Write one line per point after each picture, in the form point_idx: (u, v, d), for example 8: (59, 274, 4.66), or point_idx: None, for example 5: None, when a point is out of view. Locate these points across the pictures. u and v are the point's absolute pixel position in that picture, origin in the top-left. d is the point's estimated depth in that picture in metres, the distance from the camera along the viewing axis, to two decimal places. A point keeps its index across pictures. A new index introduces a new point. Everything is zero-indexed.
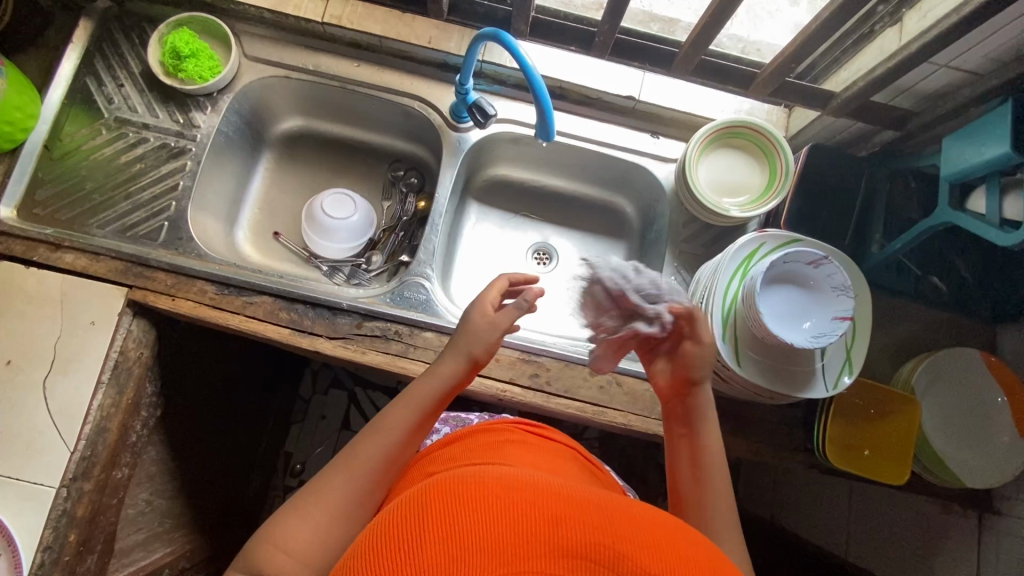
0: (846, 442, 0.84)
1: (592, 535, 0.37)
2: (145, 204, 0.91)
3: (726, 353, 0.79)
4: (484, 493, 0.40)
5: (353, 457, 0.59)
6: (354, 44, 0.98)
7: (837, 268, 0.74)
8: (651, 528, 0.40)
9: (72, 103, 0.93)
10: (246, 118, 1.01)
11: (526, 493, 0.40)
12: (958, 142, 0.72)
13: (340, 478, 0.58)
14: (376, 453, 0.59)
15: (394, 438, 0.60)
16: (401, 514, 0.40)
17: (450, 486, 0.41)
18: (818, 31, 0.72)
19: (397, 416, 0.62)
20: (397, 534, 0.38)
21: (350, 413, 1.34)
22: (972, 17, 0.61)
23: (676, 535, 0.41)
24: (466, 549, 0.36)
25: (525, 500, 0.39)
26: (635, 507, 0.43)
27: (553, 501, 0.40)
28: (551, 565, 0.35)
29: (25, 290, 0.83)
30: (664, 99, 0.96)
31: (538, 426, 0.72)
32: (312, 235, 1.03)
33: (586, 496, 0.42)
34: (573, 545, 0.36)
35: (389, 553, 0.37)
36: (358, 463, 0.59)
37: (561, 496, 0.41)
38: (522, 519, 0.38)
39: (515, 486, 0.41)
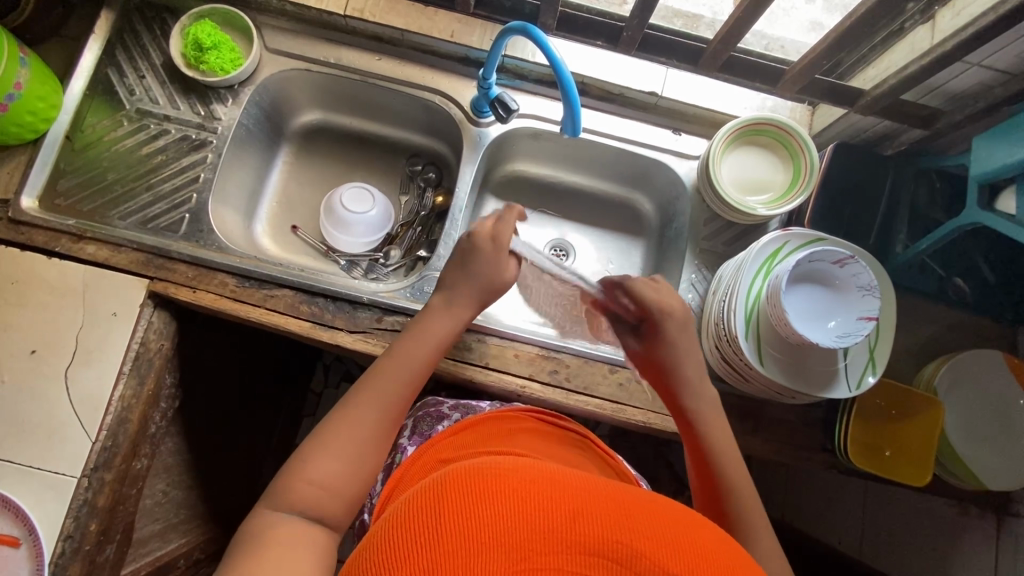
0: (867, 443, 0.84)
1: (613, 532, 0.35)
2: (166, 196, 0.91)
3: (749, 351, 0.79)
4: (498, 480, 0.37)
5: (373, 386, 0.59)
6: (374, 38, 0.97)
7: (863, 268, 0.73)
8: (674, 523, 0.38)
9: (94, 93, 0.93)
10: (266, 111, 1.00)
11: (543, 482, 0.38)
12: (988, 142, 0.71)
13: (364, 409, 0.58)
14: (398, 386, 0.60)
15: (413, 370, 0.62)
16: (410, 506, 0.37)
17: (462, 472, 0.38)
18: (849, 29, 0.72)
19: (416, 354, 0.63)
20: (405, 526, 0.36)
21: None
22: (1010, 16, 0.60)
23: (697, 527, 0.39)
24: (481, 543, 0.33)
25: (541, 489, 0.37)
26: (653, 499, 0.40)
27: (571, 493, 0.37)
28: (567, 563, 0.33)
29: (46, 280, 0.84)
30: (687, 96, 0.95)
31: (552, 415, 0.70)
32: (330, 229, 1.02)
33: (607, 487, 0.39)
34: (590, 541, 0.34)
35: (398, 547, 0.34)
36: (380, 393, 0.59)
37: (579, 487, 0.38)
38: (540, 511, 0.35)
39: (531, 473, 0.38)
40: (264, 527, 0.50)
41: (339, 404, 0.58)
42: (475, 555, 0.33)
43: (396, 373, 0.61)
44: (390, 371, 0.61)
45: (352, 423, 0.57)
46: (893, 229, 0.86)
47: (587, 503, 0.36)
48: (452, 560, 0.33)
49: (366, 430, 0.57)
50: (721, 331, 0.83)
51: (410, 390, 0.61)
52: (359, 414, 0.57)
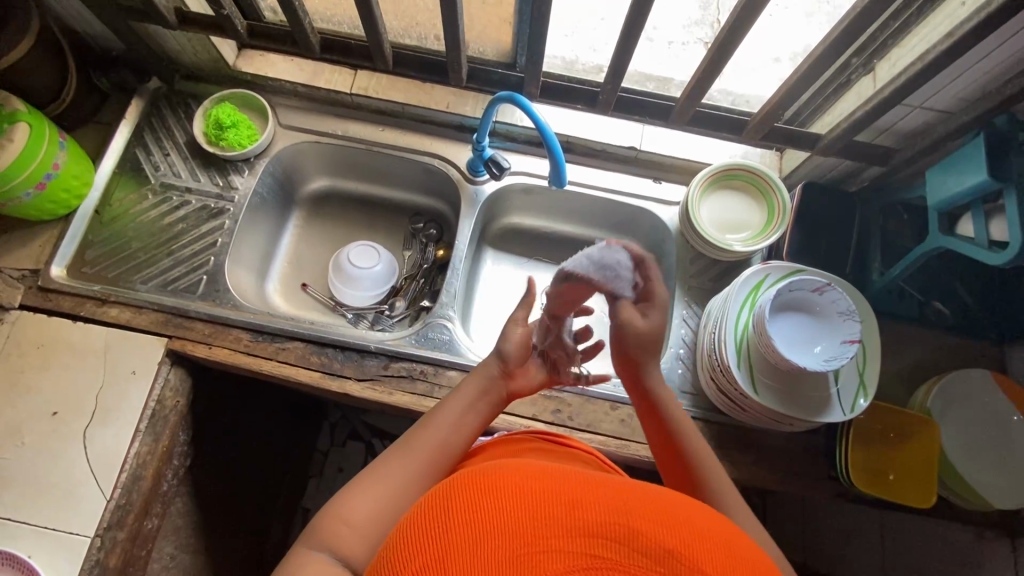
0: (869, 467, 0.85)
1: (611, 516, 0.37)
2: (186, 260, 0.98)
3: (742, 379, 0.82)
4: (503, 478, 0.40)
5: (418, 437, 0.63)
6: (378, 112, 1.07)
7: (841, 293, 0.78)
8: (670, 507, 0.40)
9: (122, 171, 1.02)
10: (279, 180, 1.09)
11: (546, 477, 0.41)
12: (940, 173, 0.78)
13: (403, 458, 0.61)
14: (440, 443, 0.63)
15: (460, 424, 0.66)
16: (426, 503, 0.41)
17: (473, 472, 0.42)
18: (796, 83, 0.80)
19: (455, 404, 0.67)
20: (419, 521, 0.39)
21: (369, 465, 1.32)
22: (932, 65, 0.67)
23: (689, 508, 0.41)
24: (487, 530, 0.36)
25: (543, 483, 0.40)
26: (653, 489, 0.43)
27: (572, 485, 0.40)
28: (569, 544, 0.36)
29: (73, 343, 0.89)
30: (663, 148, 1.04)
31: (557, 436, 0.73)
32: (338, 284, 1.08)
33: (606, 479, 0.42)
34: (590, 524, 0.37)
35: (412, 540, 0.38)
36: (425, 444, 0.62)
37: (580, 479, 0.41)
38: (541, 500, 0.38)
39: (534, 469, 0.41)
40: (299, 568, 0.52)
41: (382, 455, 0.62)
42: (483, 540, 0.36)
43: (438, 425, 0.65)
44: (433, 423, 0.65)
45: (390, 471, 0.60)
46: (868, 259, 0.92)
47: (587, 492, 0.39)
48: (461, 545, 0.36)
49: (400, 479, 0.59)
50: (714, 361, 0.86)
51: (453, 445, 0.64)
52: (395, 463, 0.60)
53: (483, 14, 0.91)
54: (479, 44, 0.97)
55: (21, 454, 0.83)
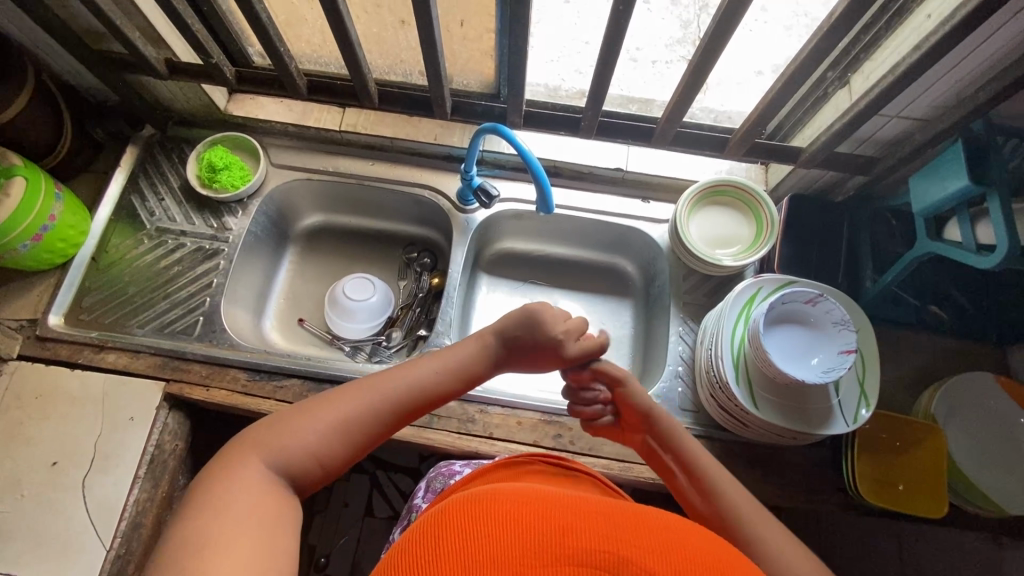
0: (878, 478, 0.84)
1: (598, 543, 0.37)
2: (181, 303, 0.98)
3: (742, 396, 0.81)
4: (490, 507, 0.40)
5: (387, 380, 0.62)
6: (368, 147, 1.09)
7: (834, 304, 0.78)
8: (657, 529, 0.40)
9: (118, 218, 1.03)
10: (273, 218, 1.11)
11: (534, 504, 0.40)
12: (924, 180, 0.78)
13: (364, 396, 0.60)
14: (411, 394, 0.63)
15: (441, 382, 0.65)
16: (414, 536, 0.40)
17: (460, 503, 0.41)
18: (772, 102, 0.80)
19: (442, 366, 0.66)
20: (408, 551, 0.39)
21: (374, 498, 1.20)
22: (901, 80, 0.67)
23: (676, 526, 0.41)
24: (474, 564, 0.36)
25: (531, 510, 0.40)
26: (640, 509, 0.42)
27: (561, 511, 0.40)
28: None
29: (72, 391, 0.89)
30: (649, 167, 1.06)
31: (559, 458, 0.70)
32: (334, 318, 1.09)
33: (595, 504, 0.42)
34: (578, 554, 0.36)
35: (400, 569, 0.37)
36: (390, 387, 0.62)
37: (569, 506, 0.41)
38: (529, 530, 0.38)
39: (522, 497, 0.41)
40: (234, 469, 0.53)
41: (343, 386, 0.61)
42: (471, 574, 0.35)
43: (413, 377, 0.63)
44: (405, 371, 0.64)
45: (348, 406, 0.59)
46: (860, 267, 0.93)
47: (575, 519, 0.39)
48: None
49: (352, 416, 0.59)
50: (712, 378, 0.86)
51: (421, 399, 0.64)
52: (356, 398, 0.60)
53: (465, 49, 0.93)
54: (462, 77, 0.99)
55: (19, 506, 0.83)
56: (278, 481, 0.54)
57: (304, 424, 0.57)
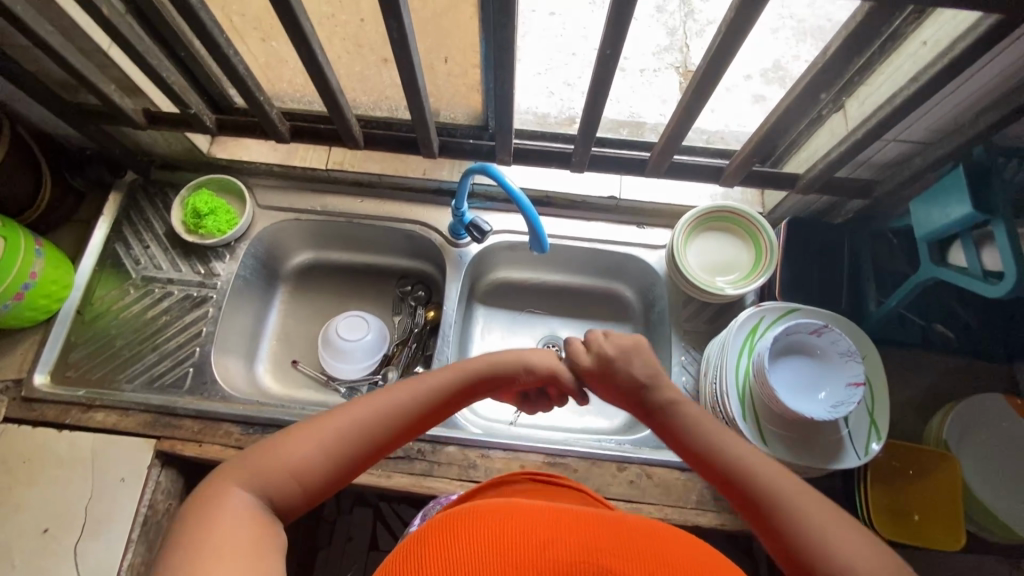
0: (892, 510, 0.82)
1: (575, 553, 0.37)
2: (171, 354, 0.96)
3: (749, 432, 0.79)
4: (472, 523, 0.40)
5: (378, 399, 0.62)
6: (356, 183, 1.08)
7: (839, 334, 0.76)
8: (645, 543, 0.40)
9: (103, 268, 1.01)
10: (262, 259, 1.08)
11: (518, 520, 0.40)
12: (924, 205, 0.76)
13: (354, 415, 0.60)
14: (409, 408, 0.63)
15: (437, 397, 0.66)
16: (400, 553, 0.40)
17: (447, 521, 0.41)
18: (764, 137, 0.76)
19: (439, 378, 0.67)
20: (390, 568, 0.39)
21: (378, 531, 1.17)
22: (899, 111, 0.65)
23: (665, 542, 0.41)
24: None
25: (513, 529, 0.39)
26: (617, 522, 0.42)
27: (543, 526, 0.39)
28: None
29: (59, 454, 0.87)
30: (644, 194, 1.06)
31: (550, 477, 0.73)
32: (328, 359, 1.06)
33: (580, 517, 0.42)
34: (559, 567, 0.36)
35: None
36: (380, 405, 0.62)
37: (546, 519, 0.40)
38: (510, 548, 0.37)
39: (507, 515, 0.41)
40: (220, 497, 0.51)
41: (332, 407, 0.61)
42: None
43: (406, 395, 0.64)
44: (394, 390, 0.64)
45: (340, 422, 0.59)
46: (863, 290, 0.91)
47: (556, 535, 0.38)
48: None
49: (347, 434, 0.59)
50: (719, 413, 0.84)
51: (411, 417, 0.64)
52: (346, 415, 0.60)
53: (449, 84, 0.91)
54: (449, 110, 0.97)
55: None
56: (264, 504, 0.53)
57: (290, 446, 0.56)
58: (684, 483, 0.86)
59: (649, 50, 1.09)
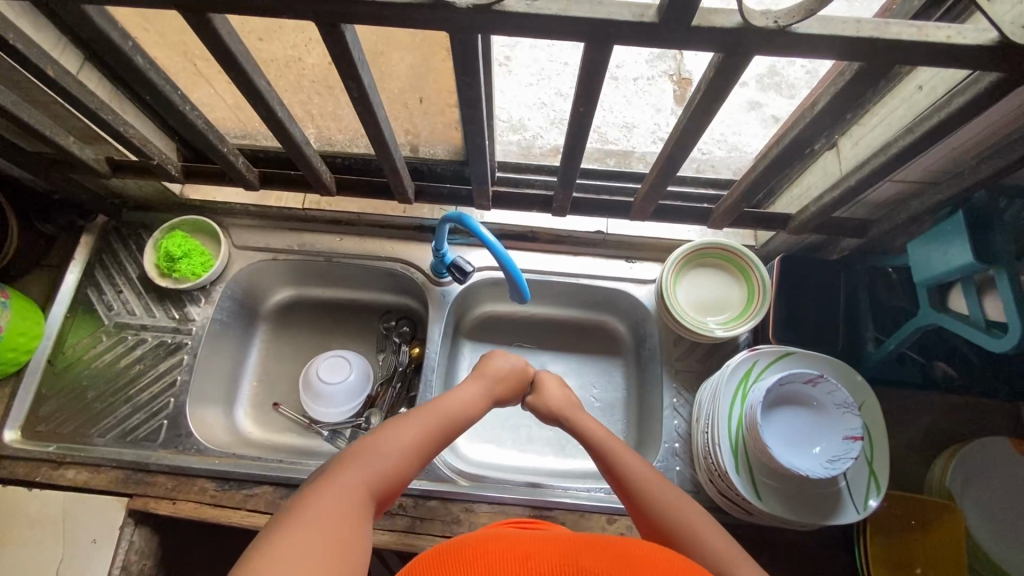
0: (893, 564, 0.78)
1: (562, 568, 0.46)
2: (145, 405, 0.93)
3: (743, 487, 0.76)
4: (471, 555, 0.48)
5: (424, 414, 0.70)
6: (334, 221, 1.04)
7: (835, 385, 0.73)
8: (625, 551, 0.49)
9: (74, 314, 0.98)
10: (239, 300, 1.04)
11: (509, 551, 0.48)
12: (922, 249, 0.72)
13: (410, 426, 0.67)
14: (465, 412, 0.74)
15: (484, 406, 0.78)
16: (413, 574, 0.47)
17: (450, 554, 0.49)
18: (754, 181, 0.72)
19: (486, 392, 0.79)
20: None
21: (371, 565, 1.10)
22: (893, 160, 0.61)
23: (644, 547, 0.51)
24: None
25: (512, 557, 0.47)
26: (592, 542, 0.51)
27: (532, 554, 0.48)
28: None
29: (28, 516, 0.83)
30: (632, 229, 1.01)
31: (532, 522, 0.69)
32: (309, 402, 1.02)
33: (568, 537, 0.52)
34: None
35: None
36: (431, 414, 0.70)
37: (533, 547, 0.49)
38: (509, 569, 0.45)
39: (502, 547, 0.49)
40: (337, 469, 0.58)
41: (386, 422, 0.68)
42: None
43: (441, 408, 0.72)
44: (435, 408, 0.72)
45: (423, 416, 0.70)
46: (861, 330, 0.87)
47: (542, 558, 0.47)
48: None
49: (426, 426, 0.69)
50: (711, 464, 0.80)
51: (449, 430, 0.71)
52: (423, 414, 0.70)
53: (427, 121, 0.87)
54: (429, 147, 0.93)
55: None
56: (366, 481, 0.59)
57: (364, 454, 0.62)
58: None
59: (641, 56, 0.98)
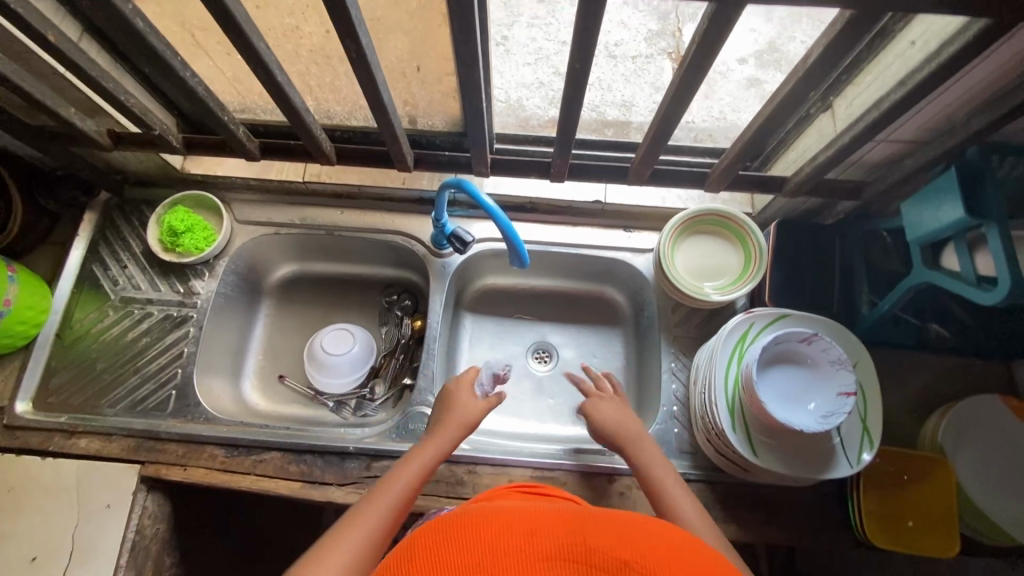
0: (887, 518, 0.80)
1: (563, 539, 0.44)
2: (153, 375, 0.95)
3: (739, 444, 0.78)
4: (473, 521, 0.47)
5: (408, 464, 0.72)
6: (335, 194, 1.06)
7: (829, 343, 0.74)
8: (634, 537, 0.45)
9: (81, 290, 0.99)
10: (243, 274, 1.06)
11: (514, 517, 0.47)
12: (916, 209, 0.73)
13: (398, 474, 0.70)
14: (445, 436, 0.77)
15: (461, 424, 0.80)
16: (416, 544, 0.46)
17: (453, 521, 0.48)
18: (750, 142, 0.73)
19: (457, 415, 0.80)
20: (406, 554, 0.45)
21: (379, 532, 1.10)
22: (887, 114, 0.62)
23: (650, 534, 0.47)
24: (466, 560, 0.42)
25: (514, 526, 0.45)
26: (600, 515, 0.49)
27: (536, 523, 0.46)
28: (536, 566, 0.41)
29: (43, 482, 0.85)
30: (629, 199, 1.03)
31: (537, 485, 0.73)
32: (313, 373, 1.04)
33: (571, 517, 0.47)
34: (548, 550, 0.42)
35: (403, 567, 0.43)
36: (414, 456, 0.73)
37: (536, 516, 0.47)
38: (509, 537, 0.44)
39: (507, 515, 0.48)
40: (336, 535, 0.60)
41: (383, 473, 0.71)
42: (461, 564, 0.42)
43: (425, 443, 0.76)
44: (417, 453, 0.74)
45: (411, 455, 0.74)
46: (855, 293, 0.89)
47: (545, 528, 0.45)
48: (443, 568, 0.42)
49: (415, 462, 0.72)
50: (708, 424, 0.82)
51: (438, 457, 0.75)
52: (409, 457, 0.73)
53: (425, 91, 0.88)
54: (427, 118, 0.94)
55: None
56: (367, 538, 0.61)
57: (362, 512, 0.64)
58: None
59: (641, 34, 0.93)
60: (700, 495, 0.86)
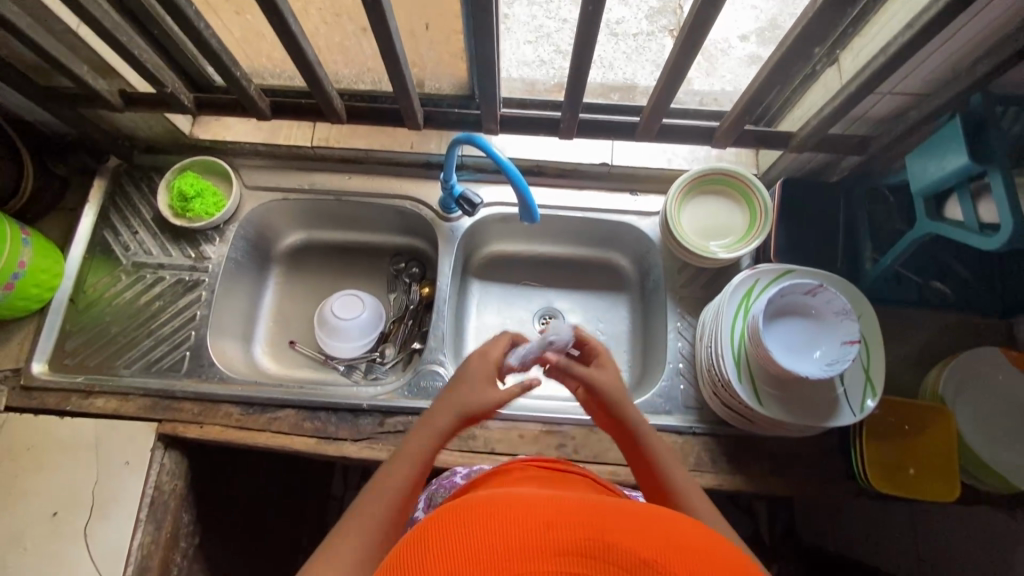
0: (887, 465, 0.83)
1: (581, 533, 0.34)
2: (166, 338, 0.96)
3: (745, 394, 0.79)
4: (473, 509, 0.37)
5: (400, 465, 0.62)
6: (343, 160, 1.06)
7: (834, 293, 0.75)
8: (661, 534, 0.36)
9: (92, 255, 1.00)
10: (252, 241, 1.06)
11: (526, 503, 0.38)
12: (919, 159, 0.74)
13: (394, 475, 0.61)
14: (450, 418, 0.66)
15: (473, 401, 0.68)
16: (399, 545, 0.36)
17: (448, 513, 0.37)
18: (758, 95, 0.74)
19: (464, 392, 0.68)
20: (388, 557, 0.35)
21: None
22: (895, 60, 0.63)
23: (682, 531, 0.37)
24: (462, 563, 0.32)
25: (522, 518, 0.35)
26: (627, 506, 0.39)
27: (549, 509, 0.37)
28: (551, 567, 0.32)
29: (62, 440, 0.87)
30: (636, 161, 1.03)
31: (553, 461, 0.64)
32: (324, 337, 1.05)
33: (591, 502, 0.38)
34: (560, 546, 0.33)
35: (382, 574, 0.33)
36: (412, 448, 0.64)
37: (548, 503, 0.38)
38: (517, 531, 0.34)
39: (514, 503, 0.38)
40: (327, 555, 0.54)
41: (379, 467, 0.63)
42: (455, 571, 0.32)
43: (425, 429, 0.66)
44: (411, 443, 0.65)
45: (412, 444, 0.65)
46: (859, 251, 0.90)
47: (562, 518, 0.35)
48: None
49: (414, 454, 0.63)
50: (714, 376, 0.84)
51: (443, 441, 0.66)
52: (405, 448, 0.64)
53: (433, 51, 0.88)
54: (434, 81, 0.95)
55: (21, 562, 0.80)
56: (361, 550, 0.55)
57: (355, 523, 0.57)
58: (680, 445, 0.88)
59: (642, 11, 0.98)
60: (706, 448, 0.88)
